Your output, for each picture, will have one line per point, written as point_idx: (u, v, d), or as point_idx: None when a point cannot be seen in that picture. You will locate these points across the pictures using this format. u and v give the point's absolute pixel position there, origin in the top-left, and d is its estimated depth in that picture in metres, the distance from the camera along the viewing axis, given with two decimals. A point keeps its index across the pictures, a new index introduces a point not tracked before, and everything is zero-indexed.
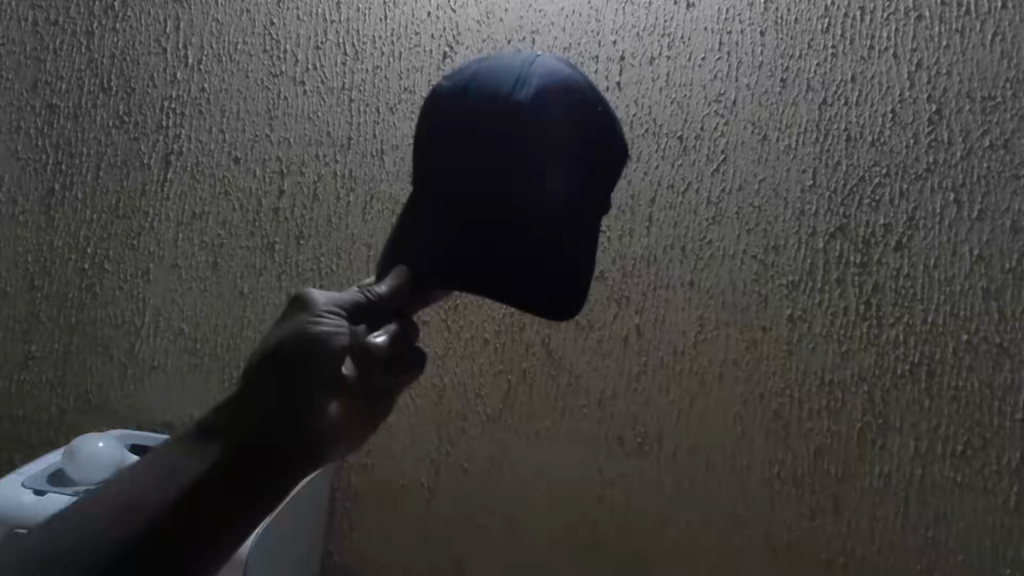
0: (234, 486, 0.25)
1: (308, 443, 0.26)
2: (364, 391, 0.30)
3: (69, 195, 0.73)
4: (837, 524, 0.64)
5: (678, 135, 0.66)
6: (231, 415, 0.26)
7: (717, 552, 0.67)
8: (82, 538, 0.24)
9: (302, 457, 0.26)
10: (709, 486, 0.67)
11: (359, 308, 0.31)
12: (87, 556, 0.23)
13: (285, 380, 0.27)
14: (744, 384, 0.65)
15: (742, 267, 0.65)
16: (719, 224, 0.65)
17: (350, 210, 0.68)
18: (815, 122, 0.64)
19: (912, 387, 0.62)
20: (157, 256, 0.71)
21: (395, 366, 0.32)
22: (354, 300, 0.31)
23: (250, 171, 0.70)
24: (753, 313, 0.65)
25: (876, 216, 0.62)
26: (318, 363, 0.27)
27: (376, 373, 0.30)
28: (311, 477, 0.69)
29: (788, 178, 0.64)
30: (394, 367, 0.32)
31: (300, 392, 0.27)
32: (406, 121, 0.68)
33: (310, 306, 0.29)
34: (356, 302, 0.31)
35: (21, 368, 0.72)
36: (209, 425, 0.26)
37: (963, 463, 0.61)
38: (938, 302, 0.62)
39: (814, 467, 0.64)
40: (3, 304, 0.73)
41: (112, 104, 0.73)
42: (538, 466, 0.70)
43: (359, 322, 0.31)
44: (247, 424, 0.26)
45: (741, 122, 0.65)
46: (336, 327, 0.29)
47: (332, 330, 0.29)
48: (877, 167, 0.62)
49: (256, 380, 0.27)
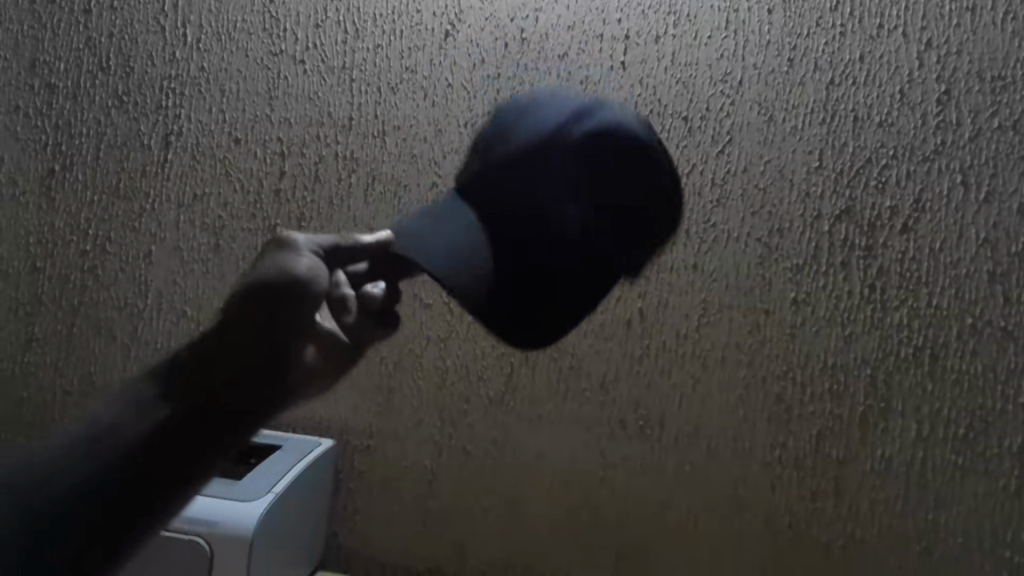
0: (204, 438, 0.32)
1: (279, 381, 0.35)
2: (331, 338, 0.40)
3: (69, 176, 0.72)
4: (837, 508, 0.65)
5: (683, 116, 0.64)
6: (199, 362, 0.34)
7: (717, 535, 0.68)
8: (64, 462, 0.32)
9: (267, 397, 0.34)
10: (709, 469, 0.67)
11: (336, 251, 0.41)
12: (67, 476, 0.32)
13: (260, 325, 0.35)
14: (747, 367, 0.65)
15: (746, 251, 0.65)
16: (722, 206, 0.65)
17: (351, 192, 0.68)
18: (822, 102, 0.63)
19: (914, 370, 0.62)
20: (159, 238, 0.71)
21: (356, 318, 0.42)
22: (335, 243, 0.41)
23: (251, 153, 0.70)
24: (756, 296, 0.65)
25: (882, 198, 0.62)
26: (290, 320, 0.36)
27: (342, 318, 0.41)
28: (311, 457, 0.70)
29: (793, 160, 0.63)
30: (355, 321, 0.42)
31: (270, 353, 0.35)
32: (407, 102, 0.67)
33: (296, 249, 0.40)
34: (335, 247, 0.41)
35: (25, 350, 0.73)
36: (172, 381, 0.33)
37: (966, 447, 0.61)
38: (943, 286, 0.61)
39: (815, 450, 0.65)
40: (6, 285, 0.73)
41: (111, 83, 0.72)
42: (539, 449, 0.71)
43: (339, 266, 0.41)
44: (216, 371, 0.33)
45: (747, 102, 0.64)
46: (314, 272, 0.39)
47: (310, 273, 0.39)
48: (884, 149, 0.62)
49: (235, 324, 0.35)
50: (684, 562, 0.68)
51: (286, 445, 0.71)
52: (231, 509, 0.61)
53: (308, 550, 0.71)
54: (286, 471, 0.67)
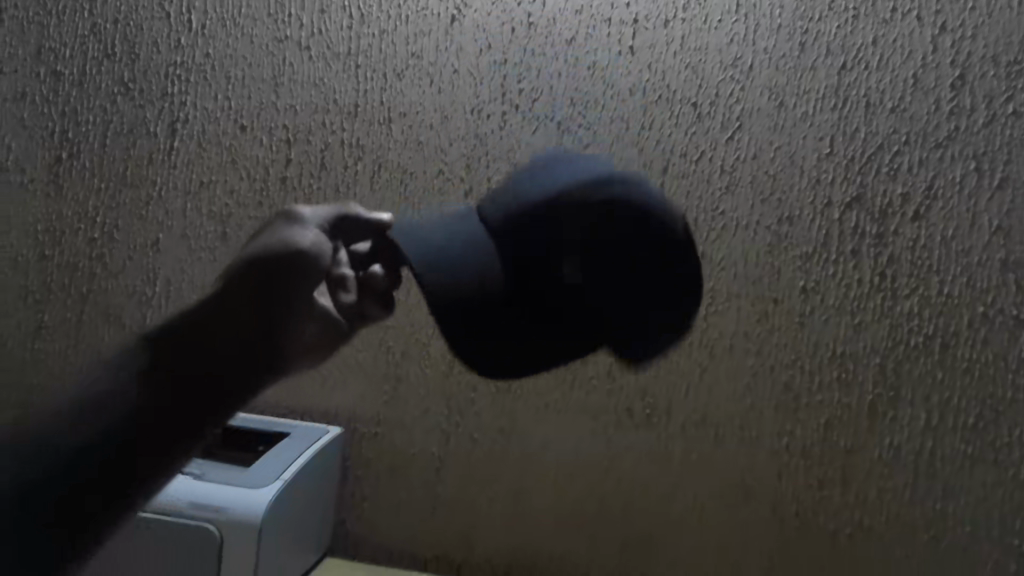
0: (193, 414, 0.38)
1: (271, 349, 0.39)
2: (324, 315, 0.41)
3: (77, 163, 0.73)
4: (844, 496, 0.65)
5: (692, 101, 0.62)
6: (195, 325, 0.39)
7: (723, 521, 0.68)
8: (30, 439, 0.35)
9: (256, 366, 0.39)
10: (716, 458, 0.67)
11: (341, 225, 0.42)
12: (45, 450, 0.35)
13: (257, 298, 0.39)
14: (754, 356, 0.65)
15: (755, 239, 0.63)
16: (732, 194, 0.63)
17: (358, 179, 0.67)
18: (834, 87, 0.61)
19: (925, 358, 0.63)
20: (167, 226, 0.71)
21: (358, 298, 0.41)
22: (345, 218, 0.42)
23: (257, 140, 0.70)
24: (765, 285, 0.64)
25: (893, 185, 0.61)
26: (286, 309, 0.38)
27: (342, 295, 0.41)
28: (318, 444, 0.71)
29: (803, 147, 0.62)
30: (355, 302, 0.41)
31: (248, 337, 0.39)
32: (414, 89, 0.67)
33: (305, 222, 0.42)
34: (339, 222, 0.42)
35: (34, 338, 0.70)
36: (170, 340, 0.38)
37: (976, 436, 0.62)
38: (955, 274, 0.61)
39: (823, 439, 0.65)
40: (15, 273, 0.73)
41: (117, 70, 0.72)
42: (545, 438, 0.71)
43: (340, 240, 0.42)
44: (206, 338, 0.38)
45: (757, 88, 0.62)
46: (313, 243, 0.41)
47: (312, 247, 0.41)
48: (897, 135, 0.61)
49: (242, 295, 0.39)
50: (689, 549, 0.69)
51: (295, 432, 0.72)
52: (245, 494, 0.63)
53: (314, 538, 0.72)
54: (296, 458, 0.69)
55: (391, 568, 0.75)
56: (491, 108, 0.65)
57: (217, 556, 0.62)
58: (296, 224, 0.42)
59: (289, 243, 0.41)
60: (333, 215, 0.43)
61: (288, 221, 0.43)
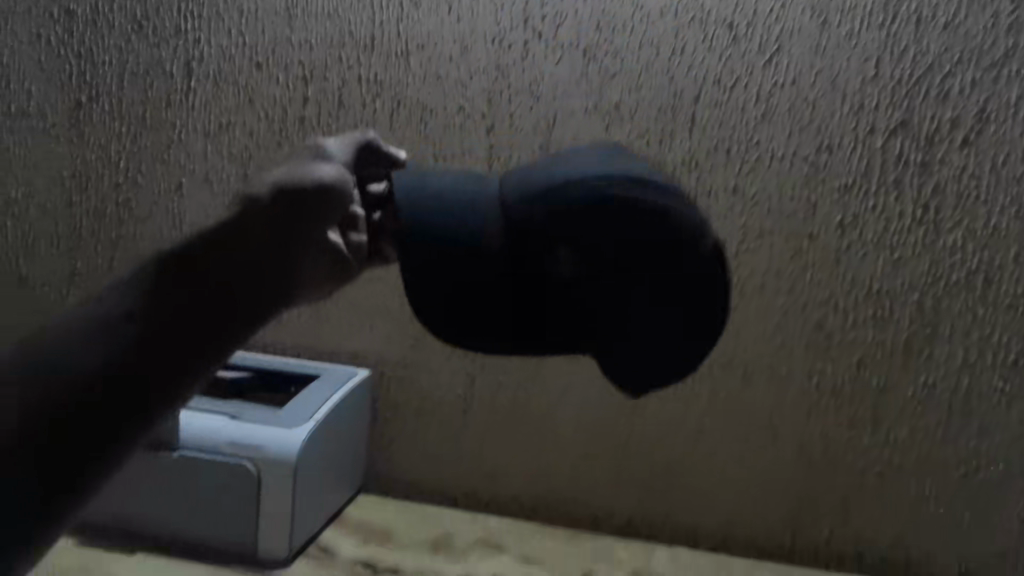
0: (174, 363, 0.28)
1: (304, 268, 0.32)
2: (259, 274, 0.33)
3: (97, 107, 0.72)
4: (874, 434, 0.65)
5: (728, 22, 0.59)
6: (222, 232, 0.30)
7: (750, 459, 0.69)
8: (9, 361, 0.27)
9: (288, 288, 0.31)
10: (745, 398, 0.67)
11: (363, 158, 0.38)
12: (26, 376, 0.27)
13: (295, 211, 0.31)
14: (786, 295, 0.63)
15: (791, 170, 0.61)
16: (768, 122, 0.60)
17: (376, 117, 0.66)
18: (882, 2, 0.57)
19: (966, 295, 0.61)
20: (188, 170, 0.71)
21: (370, 241, 0.36)
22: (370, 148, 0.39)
23: (273, 78, 0.68)
24: (800, 220, 0.62)
25: (942, 109, 0.58)
26: (300, 247, 0.31)
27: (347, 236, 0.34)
28: (349, 390, 0.72)
29: (847, 69, 0.58)
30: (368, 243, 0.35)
31: (251, 269, 0.30)
32: (432, 18, 0.64)
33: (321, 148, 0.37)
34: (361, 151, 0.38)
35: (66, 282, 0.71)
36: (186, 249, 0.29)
37: (1015, 373, 0.61)
38: (1004, 205, 0.58)
39: (855, 378, 0.64)
40: (45, 220, 0.74)
41: (130, 8, 0.71)
42: (570, 379, 0.71)
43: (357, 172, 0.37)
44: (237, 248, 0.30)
45: (799, 5, 0.58)
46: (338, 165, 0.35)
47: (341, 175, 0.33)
48: (949, 54, 0.57)
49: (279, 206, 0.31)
50: (714, 484, 0.71)
51: (325, 375, 0.74)
52: (278, 435, 0.65)
53: (348, 481, 0.75)
54: (328, 400, 0.70)
55: (423, 505, 0.78)
56: (512, 37, 0.62)
57: (254, 492, 0.65)
58: (318, 158, 0.35)
59: (300, 176, 0.32)
60: (355, 144, 0.38)
61: (311, 155, 0.35)
